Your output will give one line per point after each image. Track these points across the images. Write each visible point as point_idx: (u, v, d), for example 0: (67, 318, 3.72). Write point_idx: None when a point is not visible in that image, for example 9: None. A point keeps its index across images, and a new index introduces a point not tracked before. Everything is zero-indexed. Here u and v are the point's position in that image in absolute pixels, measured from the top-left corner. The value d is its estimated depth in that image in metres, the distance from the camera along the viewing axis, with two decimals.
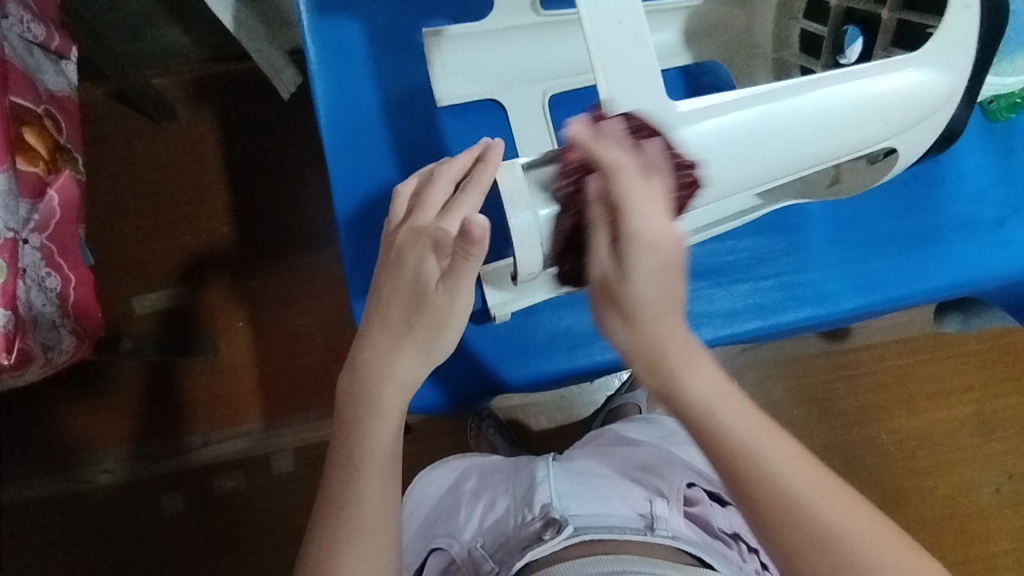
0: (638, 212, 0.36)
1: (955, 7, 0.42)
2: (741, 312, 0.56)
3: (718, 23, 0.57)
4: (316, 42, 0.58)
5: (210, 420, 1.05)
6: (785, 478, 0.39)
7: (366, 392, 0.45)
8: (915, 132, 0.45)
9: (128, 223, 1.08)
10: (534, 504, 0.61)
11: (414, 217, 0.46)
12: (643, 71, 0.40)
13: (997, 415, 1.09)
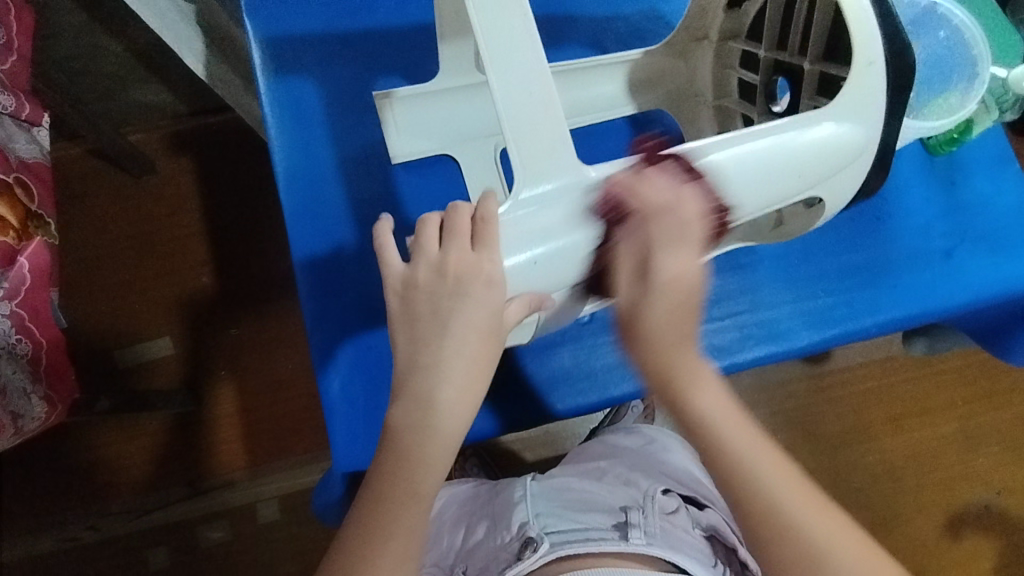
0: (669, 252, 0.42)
1: (860, 66, 0.42)
2: (696, 353, 0.57)
3: (659, 75, 0.59)
4: (274, 107, 0.60)
5: (194, 472, 1.04)
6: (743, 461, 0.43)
7: (427, 424, 0.40)
8: (842, 178, 0.45)
9: (109, 278, 1.08)
10: (511, 524, 0.62)
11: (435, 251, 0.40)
12: (553, 136, 0.41)
13: (981, 431, 1.09)
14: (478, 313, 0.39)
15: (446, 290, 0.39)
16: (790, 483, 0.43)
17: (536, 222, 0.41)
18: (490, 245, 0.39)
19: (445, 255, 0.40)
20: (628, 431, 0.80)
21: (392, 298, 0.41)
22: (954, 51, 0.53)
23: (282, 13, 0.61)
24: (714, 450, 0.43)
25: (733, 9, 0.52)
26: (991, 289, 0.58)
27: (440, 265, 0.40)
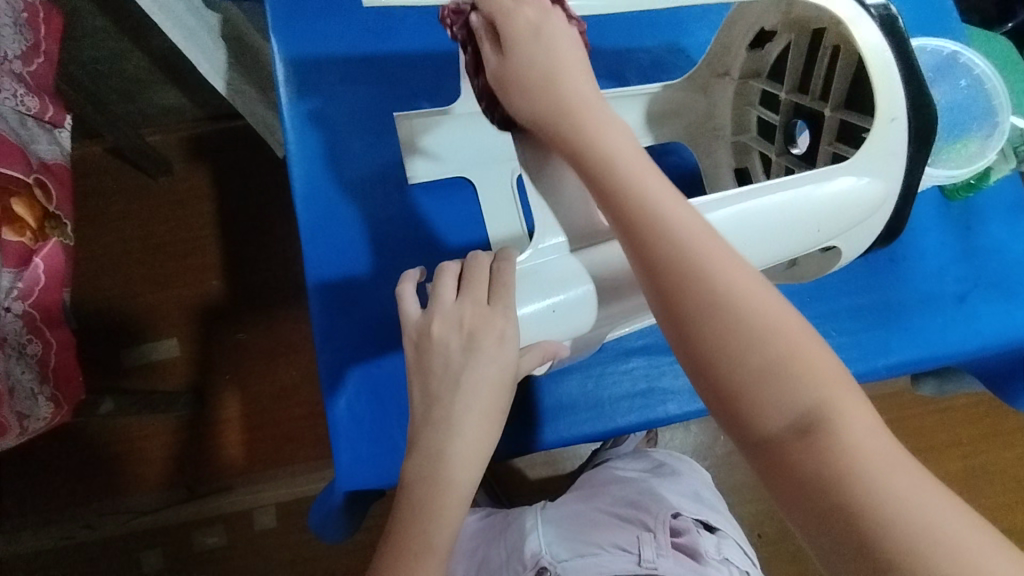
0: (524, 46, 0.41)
1: (882, 120, 0.42)
2: None
3: (678, 108, 0.59)
4: (295, 123, 0.60)
5: (193, 475, 1.04)
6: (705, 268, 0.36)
7: (439, 475, 0.40)
8: (859, 230, 0.46)
9: (120, 277, 1.09)
10: (525, 553, 0.64)
11: (453, 303, 0.41)
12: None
13: (985, 471, 1.09)
14: (488, 370, 0.40)
15: (459, 344, 0.40)
16: (752, 286, 0.36)
17: (552, 270, 0.43)
18: (505, 297, 0.41)
19: (459, 306, 0.41)
20: (640, 457, 0.79)
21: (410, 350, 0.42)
22: (974, 100, 0.54)
23: (309, 31, 0.62)
24: (655, 238, 0.37)
25: (755, 49, 0.52)
26: (1004, 336, 0.58)
27: (456, 318, 0.40)
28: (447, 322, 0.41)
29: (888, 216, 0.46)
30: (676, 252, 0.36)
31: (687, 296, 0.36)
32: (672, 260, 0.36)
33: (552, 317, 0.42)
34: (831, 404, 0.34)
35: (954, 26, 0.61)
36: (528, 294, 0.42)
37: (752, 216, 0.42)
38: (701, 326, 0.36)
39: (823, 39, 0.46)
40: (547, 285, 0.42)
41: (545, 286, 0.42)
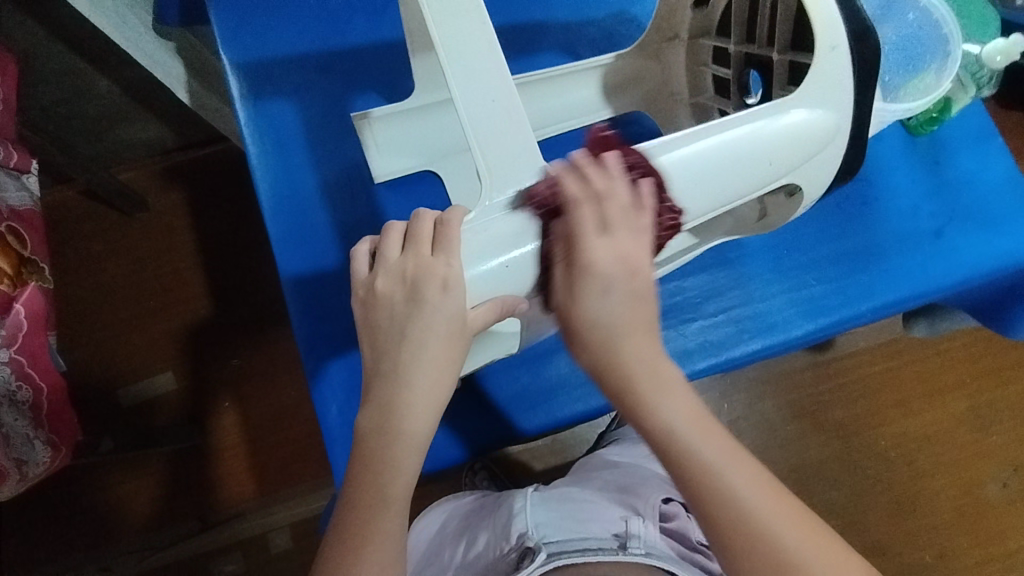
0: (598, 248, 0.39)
1: (823, 50, 0.42)
2: (694, 352, 0.57)
3: (634, 76, 0.59)
4: (257, 134, 0.61)
5: (203, 505, 1.04)
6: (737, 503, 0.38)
7: (392, 427, 0.40)
8: (815, 166, 0.45)
9: (109, 317, 1.09)
10: (511, 534, 0.61)
11: (404, 257, 0.40)
12: (522, 145, 0.41)
13: (992, 408, 1.08)
14: (434, 321, 0.39)
15: (404, 296, 0.39)
16: (756, 479, 0.39)
17: (500, 228, 0.40)
18: (449, 248, 0.39)
19: (405, 258, 0.40)
20: (635, 445, 0.80)
21: (358, 310, 0.41)
22: (924, 31, 0.53)
23: (261, 44, 0.62)
24: (713, 506, 0.38)
25: (700, 7, 0.54)
26: (983, 267, 0.58)
27: (400, 271, 0.39)
28: (393, 278, 0.40)
29: (844, 147, 0.46)
30: (696, 467, 0.39)
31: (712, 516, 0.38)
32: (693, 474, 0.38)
33: (504, 272, 0.40)
34: None
35: None
36: (483, 252, 0.40)
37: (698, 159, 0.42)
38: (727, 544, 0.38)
39: None
40: (503, 240, 0.40)
41: (499, 242, 0.40)
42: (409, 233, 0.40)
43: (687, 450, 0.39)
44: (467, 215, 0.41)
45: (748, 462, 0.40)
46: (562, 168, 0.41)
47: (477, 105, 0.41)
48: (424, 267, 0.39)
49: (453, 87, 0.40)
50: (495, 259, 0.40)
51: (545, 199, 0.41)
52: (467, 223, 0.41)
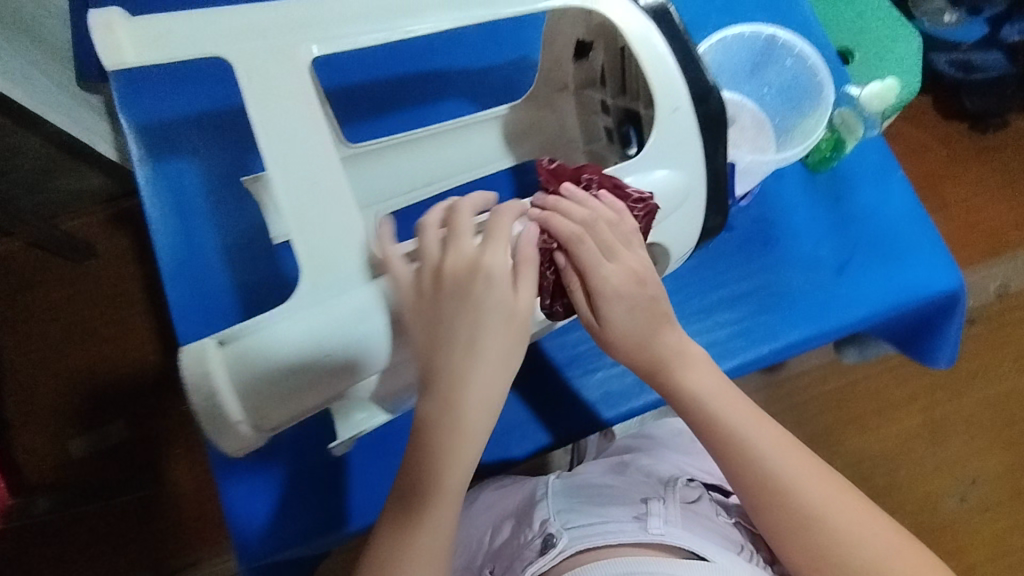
0: (606, 268, 0.43)
1: (665, 110, 0.45)
2: (586, 403, 0.62)
3: (534, 125, 0.59)
4: (156, 198, 0.60)
5: (157, 555, 1.02)
6: (752, 446, 0.48)
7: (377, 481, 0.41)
8: (669, 225, 0.47)
9: (57, 367, 1.08)
10: (533, 522, 0.58)
11: (260, 348, 0.38)
12: (344, 222, 0.40)
13: (948, 422, 1.08)
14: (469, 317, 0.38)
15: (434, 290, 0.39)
16: (771, 434, 0.49)
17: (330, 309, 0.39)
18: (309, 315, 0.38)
19: (247, 339, 0.38)
20: (655, 431, 0.75)
21: (229, 389, 0.38)
22: (801, 75, 0.57)
23: (158, 108, 0.62)
24: (735, 451, 0.48)
25: (582, 59, 0.54)
26: (891, 301, 0.57)
27: (267, 359, 0.37)
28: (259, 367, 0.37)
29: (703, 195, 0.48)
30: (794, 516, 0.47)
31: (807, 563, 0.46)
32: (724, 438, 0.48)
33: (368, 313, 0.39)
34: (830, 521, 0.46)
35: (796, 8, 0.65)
36: (342, 303, 0.39)
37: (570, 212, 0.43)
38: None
39: (621, 42, 0.48)
40: (353, 299, 0.39)
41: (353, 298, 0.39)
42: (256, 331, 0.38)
43: (724, 422, 0.48)
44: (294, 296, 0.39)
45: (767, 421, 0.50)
46: (542, 211, 0.43)
47: (297, 186, 0.40)
48: (287, 343, 0.38)
49: (271, 173, 0.40)
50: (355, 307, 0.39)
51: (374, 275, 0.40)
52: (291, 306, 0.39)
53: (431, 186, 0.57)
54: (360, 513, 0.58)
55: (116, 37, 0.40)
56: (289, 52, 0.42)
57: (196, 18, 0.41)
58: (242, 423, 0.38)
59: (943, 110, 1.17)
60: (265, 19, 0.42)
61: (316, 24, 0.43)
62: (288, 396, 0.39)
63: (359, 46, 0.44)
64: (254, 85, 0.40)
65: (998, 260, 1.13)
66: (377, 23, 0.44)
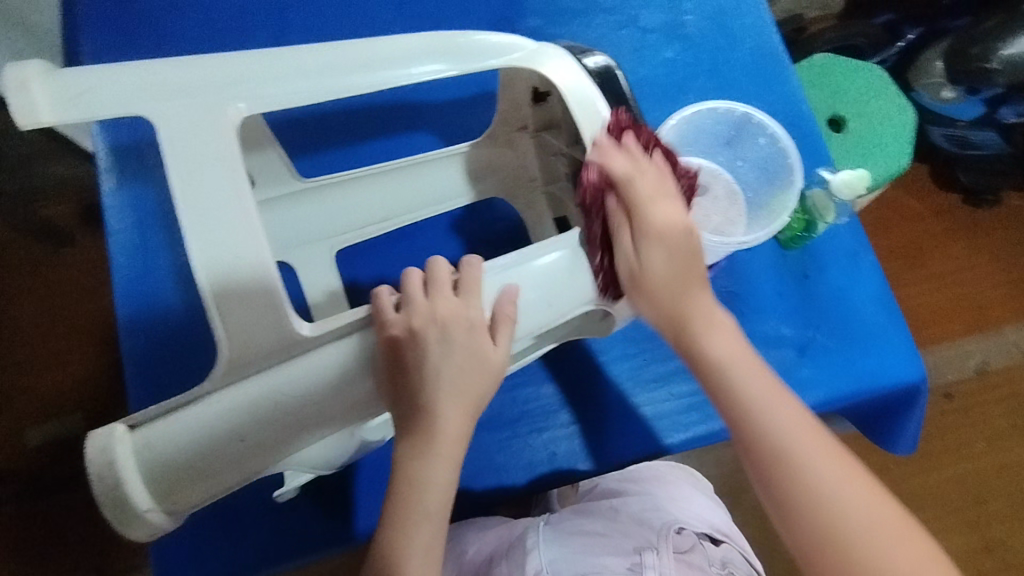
0: (653, 210, 0.47)
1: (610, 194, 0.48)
2: (536, 463, 0.60)
3: (492, 163, 0.63)
4: (119, 214, 0.61)
5: (96, 558, 0.99)
6: (749, 402, 0.44)
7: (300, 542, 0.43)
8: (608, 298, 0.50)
9: (15, 353, 1.05)
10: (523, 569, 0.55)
11: (156, 436, 0.38)
12: (264, 296, 0.40)
13: (919, 496, 1.05)
14: (462, 358, 0.43)
15: (435, 337, 0.43)
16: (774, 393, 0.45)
17: (234, 396, 0.39)
18: (206, 407, 0.39)
19: (154, 426, 0.39)
20: (639, 475, 0.70)
21: (137, 475, 0.38)
22: (773, 154, 0.59)
23: (131, 125, 0.62)
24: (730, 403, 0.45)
25: (541, 103, 0.57)
26: (848, 390, 0.56)
27: (165, 449, 0.38)
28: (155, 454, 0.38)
29: None
30: (765, 432, 0.44)
31: (787, 484, 0.42)
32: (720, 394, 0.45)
33: (270, 407, 0.39)
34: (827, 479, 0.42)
35: (771, 76, 0.67)
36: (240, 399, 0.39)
37: (545, 281, 0.46)
38: (797, 519, 0.42)
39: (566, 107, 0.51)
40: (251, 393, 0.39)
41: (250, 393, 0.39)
42: (160, 417, 0.39)
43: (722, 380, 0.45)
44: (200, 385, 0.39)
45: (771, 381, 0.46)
46: (602, 146, 0.48)
47: (218, 257, 0.39)
48: (182, 433, 0.38)
49: (189, 241, 0.39)
50: (254, 400, 0.39)
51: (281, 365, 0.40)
52: (198, 395, 0.40)
53: (388, 222, 0.61)
54: (286, 554, 0.57)
55: (30, 97, 0.39)
56: (218, 110, 0.41)
57: (122, 76, 0.41)
58: (152, 511, 0.38)
59: (938, 181, 1.16)
60: (200, 73, 0.42)
61: (254, 77, 0.43)
62: (193, 482, 0.39)
63: (294, 100, 0.44)
64: (178, 146, 0.40)
65: (980, 337, 1.11)
66: (321, 76, 0.45)
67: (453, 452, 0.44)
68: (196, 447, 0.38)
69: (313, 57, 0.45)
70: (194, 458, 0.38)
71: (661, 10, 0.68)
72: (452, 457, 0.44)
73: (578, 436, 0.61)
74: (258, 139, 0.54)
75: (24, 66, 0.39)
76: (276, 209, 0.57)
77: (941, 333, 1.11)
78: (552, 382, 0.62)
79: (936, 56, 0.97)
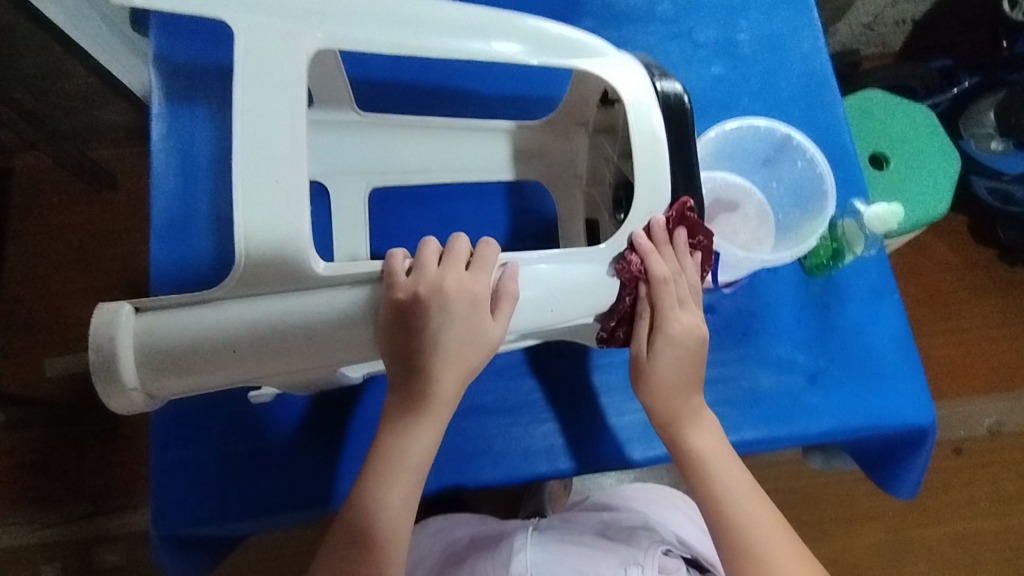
0: (670, 319, 0.51)
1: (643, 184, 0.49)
2: (535, 452, 0.61)
3: (542, 147, 0.66)
4: (165, 156, 0.63)
5: (98, 490, 1.02)
6: (727, 502, 0.51)
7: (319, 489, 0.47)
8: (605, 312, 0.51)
9: (47, 285, 1.08)
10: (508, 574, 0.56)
11: (156, 324, 0.41)
12: (290, 222, 0.42)
13: (911, 549, 1.04)
14: (459, 330, 0.45)
15: (436, 306, 0.44)
16: (752, 502, 0.51)
17: (242, 309, 0.42)
18: (207, 314, 0.41)
19: (160, 315, 0.41)
20: (635, 495, 0.71)
21: (133, 355, 0.41)
22: (809, 179, 0.59)
23: (188, 48, 0.64)
24: (719, 510, 0.50)
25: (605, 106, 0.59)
26: (853, 422, 0.56)
27: (160, 338, 0.41)
28: (150, 338, 0.41)
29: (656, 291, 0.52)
30: (703, 479, 0.51)
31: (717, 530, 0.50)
32: (705, 496, 0.51)
33: (264, 327, 0.42)
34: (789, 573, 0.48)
35: (817, 92, 0.67)
36: (241, 314, 0.42)
37: (556, 274, 0.47)
38: (733, 556, 0.49)
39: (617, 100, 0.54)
40: (252, 308, 0.42)
41: (251, 310, 0.42)
42: (163, 308, 0.42)
43: (711, 482, 0.51)
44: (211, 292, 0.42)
45: (754, 492, 0.51)
46: (649, 245, 0.49)
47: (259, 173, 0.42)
48: (180, 325, 0.41)
49: (235, 152, 0.42)
50: (251, 316, 0.42)
51: (283, 294, 0.43)
52: (207, 299, 0.42)
53: (429, 170, 0.64)
54: (277, 509, 0.58)
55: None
56: (292, 37, 0.44)
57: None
58: (136, 389, 0.41)
59: (975, 234, 1.14)
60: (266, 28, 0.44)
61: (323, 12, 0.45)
62: (183, 372, 0.41)
63: (362, 45, 0.46)
64: (249, 62, 0.43)
65: (996, 397, 1.09)
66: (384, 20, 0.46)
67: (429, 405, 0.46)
68: (195, 344, 0.41)
69: (381, 6, 0.46)
70: (186, 349, 0.41)
71: (715, 26, 0.68)
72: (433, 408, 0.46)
73: (575, 435, 0.61)
74: (333, 83, 0.58)
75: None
76: (318, 139, 0.61)
77: (956, 388, 1.09)
78: (559, 380, 0.63)
79: (989, 106, 0.97)
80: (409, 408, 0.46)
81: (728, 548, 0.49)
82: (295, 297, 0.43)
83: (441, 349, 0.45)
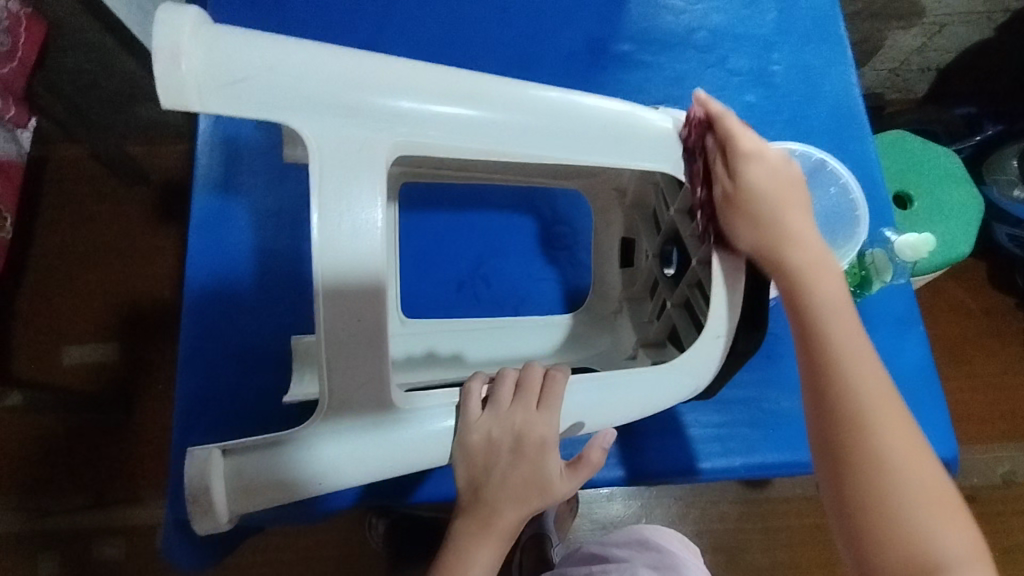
0: (749, 140, 0.49)
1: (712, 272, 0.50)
2: None
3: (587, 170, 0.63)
4: (211, 151, 0.65)
5: (103, 482, 1.02)
6: (834, 341, 0.46)
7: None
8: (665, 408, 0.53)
9: (74, 273, 1.10)
10: None
11: (245, 463, 0.43)
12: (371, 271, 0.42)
13: None
14: (527, 471, 0.47)
15: (509, 448, 0.47)
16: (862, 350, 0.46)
17: (326, 450, 0.43)
18: (293, 454, 0.43)
19: (247, 455, 0.43)
20: (627, 539, 0.72)
21: (224, 489, 0.42)
22: (840, 204, 0.60)
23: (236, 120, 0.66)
24: (825, 352, 0.46)
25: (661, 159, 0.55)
26: None
27: (249, 477, 0.43)
28: (238, 476, 0.43)
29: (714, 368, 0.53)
30: (810, 317, 0.47)
31: (840, 451, 0.44)
32: (813, 338, 0.47)
33: (348, 460, 0.43)
34: (889, 443, 0.43)
35: (853, 128, 0.69)
36: (326, 457, 0.43)
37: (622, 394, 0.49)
38: (831, 403, 0.45)
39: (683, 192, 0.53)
40: (336, 450, 0.43)
41: (335, 451, 0.43)
42: (251, 446, 0.43)
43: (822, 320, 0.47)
44: (296, 433, 0.43)
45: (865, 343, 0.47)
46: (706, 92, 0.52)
47: (336, 209, 0.41)
48: (269, 465, 0.42)
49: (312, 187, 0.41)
50: (336, 456, 0.43)
51: (364, 433, 0.43)
52: (289, 437, 0.43)
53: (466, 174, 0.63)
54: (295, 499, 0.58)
55: (179, 76, 0.39)
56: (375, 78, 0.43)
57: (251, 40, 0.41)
58: (226, 519, 0.43)
59: (994, 282, 1.14)
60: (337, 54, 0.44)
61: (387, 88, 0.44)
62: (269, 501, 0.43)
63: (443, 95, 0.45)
64: (324, 89, 0.42)
65: (1011, 446, 1.08)
66: (448, 95, 0.45)
67: (491, 531, 0.46)
68: (282, 482, 0.43)
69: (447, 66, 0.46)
70: (274, 487, 0.43)
71: (749, 57, 0.70)
72: (494, 532, 0.46)
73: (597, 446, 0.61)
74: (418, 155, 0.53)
75: (175, 33, 0.39)
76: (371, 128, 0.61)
77: (971, 435, 1.08)
78: None
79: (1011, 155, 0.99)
80: (474, 532, 0.46)
81: (824, 398, 0.45)
82: (377, 435, 0.44)
83: (511, 489, 0.46)
